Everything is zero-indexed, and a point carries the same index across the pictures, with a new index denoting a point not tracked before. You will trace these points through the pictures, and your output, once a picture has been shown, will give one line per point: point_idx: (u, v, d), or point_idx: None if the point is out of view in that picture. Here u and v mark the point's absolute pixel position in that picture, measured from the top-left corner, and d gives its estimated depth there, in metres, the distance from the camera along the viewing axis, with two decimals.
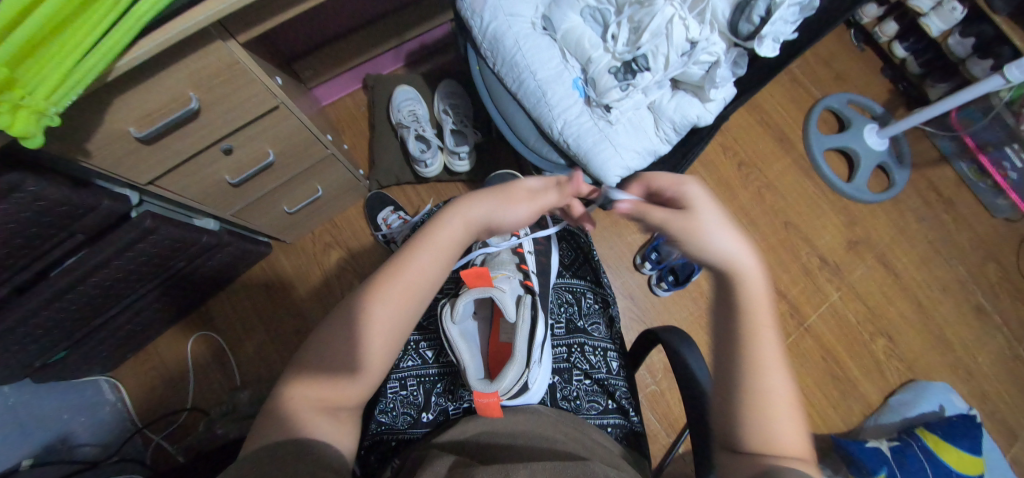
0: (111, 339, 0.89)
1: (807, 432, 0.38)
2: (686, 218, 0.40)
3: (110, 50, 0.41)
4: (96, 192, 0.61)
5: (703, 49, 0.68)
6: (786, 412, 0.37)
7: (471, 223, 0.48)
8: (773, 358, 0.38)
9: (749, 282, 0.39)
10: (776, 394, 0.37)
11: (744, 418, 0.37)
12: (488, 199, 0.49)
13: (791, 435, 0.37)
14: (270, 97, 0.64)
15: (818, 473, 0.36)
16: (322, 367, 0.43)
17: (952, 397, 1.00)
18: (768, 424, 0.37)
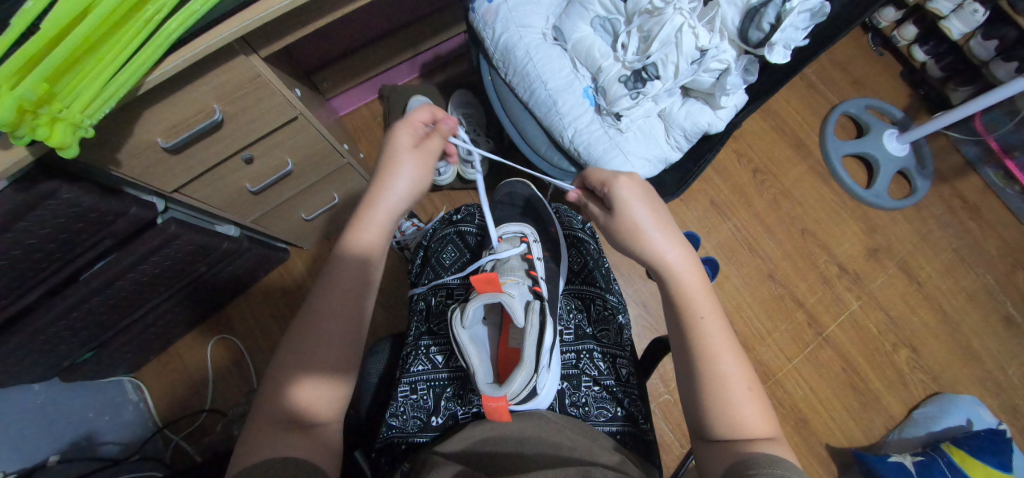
0: (136, 341, 0.93)
1: (767, 408, 0.45)
2: (625, 223, 0.51)
3: (140, 65, 0.43)
4: (125, 199, 0.64)
5: (714, 56, 0.68)
6: (745, 392, 0.45)
7: (387, 211, 0.51)
8: (721, 345, 0.47)
9: (681, 272, 0.50)
10: (731, 374, 0.45)
11: (709, 410, 0.44)
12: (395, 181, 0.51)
13: (753, 413, 0.44)
14: (290, 108, 0.66)
15: (781, 441, 0.43)
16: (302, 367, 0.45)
17: (980, 411, 0.96)
18: (733, 408, 0.44)
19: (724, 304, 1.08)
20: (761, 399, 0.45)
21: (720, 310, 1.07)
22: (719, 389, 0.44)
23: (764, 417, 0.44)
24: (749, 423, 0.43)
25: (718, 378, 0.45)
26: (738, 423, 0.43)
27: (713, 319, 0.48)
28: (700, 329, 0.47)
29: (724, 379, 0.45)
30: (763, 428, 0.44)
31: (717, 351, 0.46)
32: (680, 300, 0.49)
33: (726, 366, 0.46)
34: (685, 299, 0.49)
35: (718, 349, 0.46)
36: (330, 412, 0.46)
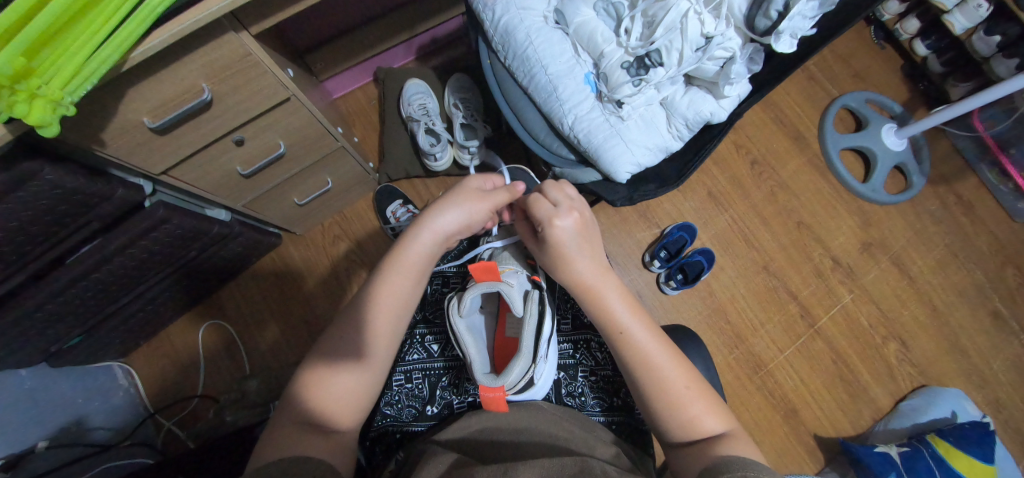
0: (124, 327, 0.91)
1: (715, 400, 0.47)
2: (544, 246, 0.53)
3: (123, 40, 0.41)
4: (111, 182, 0.62)
5: (719, 44, 0.67)
6: (687, 392, 0.47)
7: (435, 235, 0.53)
8: (656, 354, 0.48)
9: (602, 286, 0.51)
10: (671, 376, 0.47)
11: (664, 419, 0.46)
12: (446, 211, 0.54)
13: (701, 409, 0.46)
14: (283, 89, 0.64)
15: (731, 431, 0.45)
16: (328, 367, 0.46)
17: (964, 403, 0.98)
18: (682, 411, 0.46)
19: (718, 296, 1.08)
20: (705, 393, 0.47)
21: (715, 302, 1.08)
22: (665, 399, 0.46)
23: (712, 410, 0.47)
24: (700, 420, 0.45)
25: (663, 389, 0.46)
26: (691, 422, 0.45)
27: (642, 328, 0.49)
28: (633, 344, 0.48)
29: (666, 386, 0.46)
30: (713, 421, 0.46)
31: (654, 361, 0.47)
32: (608, 318, 0.50)
33: (667, 374, 0.47)
34: (614, 316, 0.50)
35: (655, 360, 0.47)
36: (348, 419, 0.46)
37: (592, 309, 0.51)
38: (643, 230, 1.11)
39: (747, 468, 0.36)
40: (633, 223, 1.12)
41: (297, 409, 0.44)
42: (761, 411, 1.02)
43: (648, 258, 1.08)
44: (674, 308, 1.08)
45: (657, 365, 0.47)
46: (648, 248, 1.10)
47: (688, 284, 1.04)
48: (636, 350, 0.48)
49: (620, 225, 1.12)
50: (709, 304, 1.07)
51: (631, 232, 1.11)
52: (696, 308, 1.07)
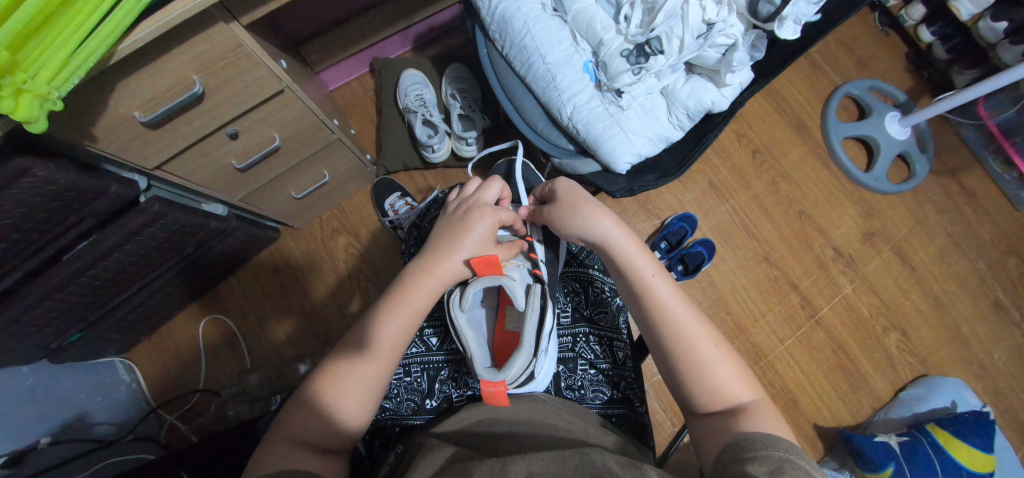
0: (124, 322, 0.91)
1: (744, 367, 0.47)
2: (570, 208, 0.56)
3: (111, 32, 0.40)
4: (105, 177, 0.61)
5: (720, 31, 0.66)
6: (716, 354, 0.47)
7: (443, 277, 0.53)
8: (681, 314, 0.49)
9: (625, 250, 0.53)
10: (697, 339, 0.48)
11: (689, 384, 0.46)
12: (475, 229, 0.54)
13: (729, 375, 0.46)
14: (276, 80, 0.63)
15: (760, 401, 0.45)
16: (338, 375, 0.47)
17: (964, 393, 0.98)
18: (710, 376, 0.46)
19: (719, 287, 1.08)
20: (732, 359, 0.48)
21: (715, 293, 1.07)
22: (692, 360, 0.46)
23: (740, 377, 0.47)
24: (728, 386, 0.45)
25: (689, 347, 0.47)
26: (717, 389, 0.45)
27: (666, 287, 0.51)
28: (658, 301, 0.50)
29: (694, 345, 0.47)
30: (741, 389, 0.46)
31: (678, 319, 0.49)
32: (630, 278, 0.52)
33: (693, 334, 0.48)
34: (635, 275, 0.52)
35: (680, 317, 0.49)
36: (342, 442, 0.46)
37: (615, 273, 0.54)
38: (642, 221, 1.11)
39: (780, 444, 0.35)
40: (633, 214, 1.11)
41: (293, 432, 0.44)
42: None
43: (648, 249, 1.07)
44: None
45: (681, 323, 0.48)
46: (647, 240, 1.09)
47: (689, 275, 1.03)
48: (661, 306, 0.49)
49: (619, 217, 1.11)
50: (710, 295, 1.07)
51: (631, 224, 1.10)
52: (696, 300, 1.07)
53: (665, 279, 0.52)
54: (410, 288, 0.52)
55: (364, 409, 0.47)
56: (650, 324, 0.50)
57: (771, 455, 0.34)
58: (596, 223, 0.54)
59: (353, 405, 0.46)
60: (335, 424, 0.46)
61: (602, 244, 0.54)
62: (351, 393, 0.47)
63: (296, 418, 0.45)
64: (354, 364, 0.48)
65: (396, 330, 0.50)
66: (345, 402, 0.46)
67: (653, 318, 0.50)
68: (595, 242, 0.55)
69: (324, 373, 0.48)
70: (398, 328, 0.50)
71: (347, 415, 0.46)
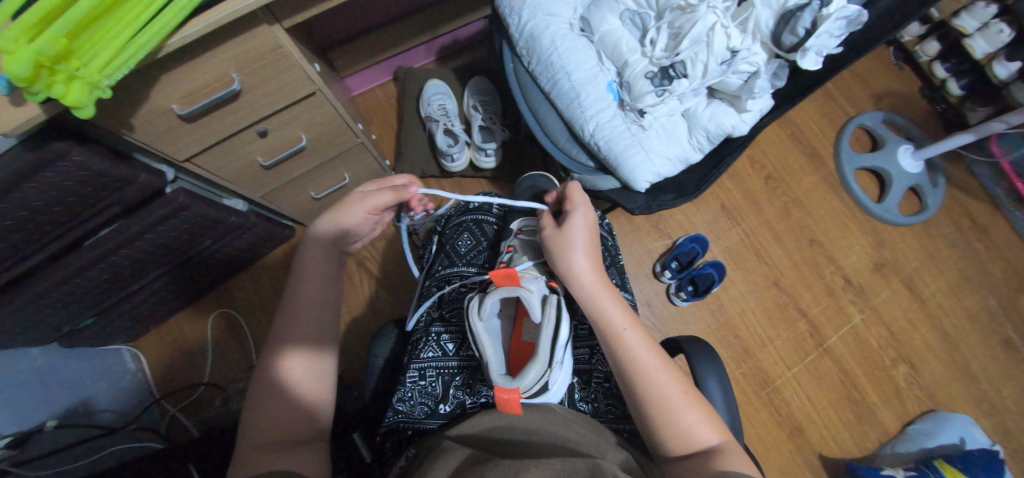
0: (134, 311, 0.91)
1: (712, 412, 0.47)
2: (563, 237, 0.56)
3: (163, 26, 0.42)
4: (136, 166, 0.63)
5: (744, 58, 0.67)
6: (683, 399, 0.47)
7: (321, 240, 0.54)
8: (648, 358, 0.49)
9: (598, 296, 0.53)
10: (659, 382, 0.47)
11: (658, 428, 0.46)
12: (340, 216, 0.54)
13: (697, 419, 0.46)
14: (309, 83, 0.65)
15: (726, 445, 0.45)
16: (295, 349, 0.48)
17: (973, 430, 0.96)
18: (679, 421, 0.45)
19: (727, 310, 1.08)
20: (700, 402, 0.47)
21: (724, 316, 1.08)
22: (659, 404, 0.46)
23: (708, 421, 0.46)
24: (694, 429, 0.45)
25: (656, 391, 0.47)
26: (687, 433, 0.45)
27: (635, 333, 0.51)
28: (625, 347, 0.49)
29: (661, 388, 0.47)
30: (709, 432, 0.45)
31: (645, 364, 0.48)
32: (601, 325, 0.51)
33: (659, 379, 0.48)
34: (607, 323, 0.51)
35: (647, 362, 0.48)
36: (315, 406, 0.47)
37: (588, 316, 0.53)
38: (654, 240, 1.12)
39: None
40: (645, 233, 1.12)
41: (274, 414, 0.44)
42: (767, 427, 1.01)
43: (659, 268, 1.08)
44: (683, 319, 1.07)
45: (645, 364, 0.48)
46: (659, 259, 1.10)
47: (698, 297, 1.04)
48: (628, 349, 0.49)
49: (632, 234, 1.12)
50: (718, 318, 1.07)
51: (643, 242, 1.11)
52: (704, 321, 1.07)
53: (638, 329, 0.51)
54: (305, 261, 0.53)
55: (322, 382, 0.48)
56: (618, 366, 0.49)
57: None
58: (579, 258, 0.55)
59: (314, 362, 0.48)
60: (297, 414, 0.45)
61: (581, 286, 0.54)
62: (313, 373, 0.48)
63: (262, 405, 0.45)
64: (301, 345, 0.48)
65: (319, 299, 0.52)
66: (309, 370, 0.48)
67: (620, 360, 0.49)
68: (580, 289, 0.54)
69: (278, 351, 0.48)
70: (320, 297, 0.52)
71: (303, 398, 0.46)
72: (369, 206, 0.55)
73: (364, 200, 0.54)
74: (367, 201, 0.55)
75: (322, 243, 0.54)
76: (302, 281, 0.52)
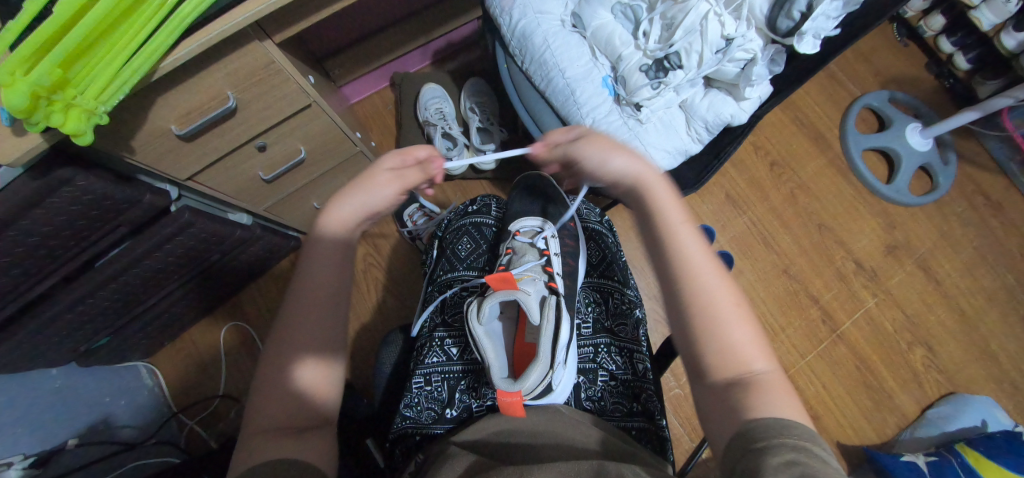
0: (148, 328, 0.93)
1: (762, 335, 0.41)
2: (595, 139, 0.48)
3: (156, 48, 0.42)
4: (140, 187, 0.64)
5: (739, 46, 0.66)
6: (734, 313, 0.40)
7: (345, 223, 0.47)
8: (705, 264, 0.42)
9: (655, 191, 0.46)
10: (711, 292, 0.40)
11: (700, 339, 0.39)
12: (367, 195, 0.47)
13: (744, 339, 0.39)
14: (304, 95, 0.65)
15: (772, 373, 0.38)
16: (302, 341, 0.43)
17: (996, 411, 0.94)
18: (724, 335, 0.39)
19: None
20: (752, 322, 0.41)
21: None
22: (707, 312, 0.39)
23: (757, 343, 0.40)
24: (741, 347, 0.39)
25: (707, 299, 0.40)
26: (731, 350, 0.39)
27: (692, 235, 0.43)
28: (680, 247, 0.42)
29: (713, 298, 0.40)
30: (756, 356, 0.39)
31: (700, 270, 0.41)
32: (647, 219, 0.45)
33: (712, 288, 0.40)
34: (658, 215, 0.44)
35: (702, 269, 0.41)
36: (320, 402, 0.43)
37: (639, 215, 0.46)
38: None
39: (792, 429, 0.32)
40: None
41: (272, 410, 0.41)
42: None
43: None
44: None
45: (701, 271, 0.41)
46: None
47: None
48: (682, 251, 0.42)
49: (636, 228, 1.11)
50: None
51: None
52: None
53: (693, 229, 0.44)
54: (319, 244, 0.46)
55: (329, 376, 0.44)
56: (665, 267, 0.42)
57: (784, 443, 0.30)
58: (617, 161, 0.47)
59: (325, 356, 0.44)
60: (307, 398, 0.42)
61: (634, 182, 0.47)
62: (328, 362, 0.44)
63: (268, 391, 0.42)
64: (305, 336, 0.43)
65: (330, 287, 0.45)
66: (317, 364, 0.43)
67: (670, 264, 0.42)
68: (625, 181, 0.47)
69: (282, 342, 0.43)
70: (332, 286, 0.45)
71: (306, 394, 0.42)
72: (400, 180, 0.49)
73: (394, 180, 0.49)
74: (398, 173, 0.49)
75: (343, 224, 0.47)
76: (313, 265, 0.45)
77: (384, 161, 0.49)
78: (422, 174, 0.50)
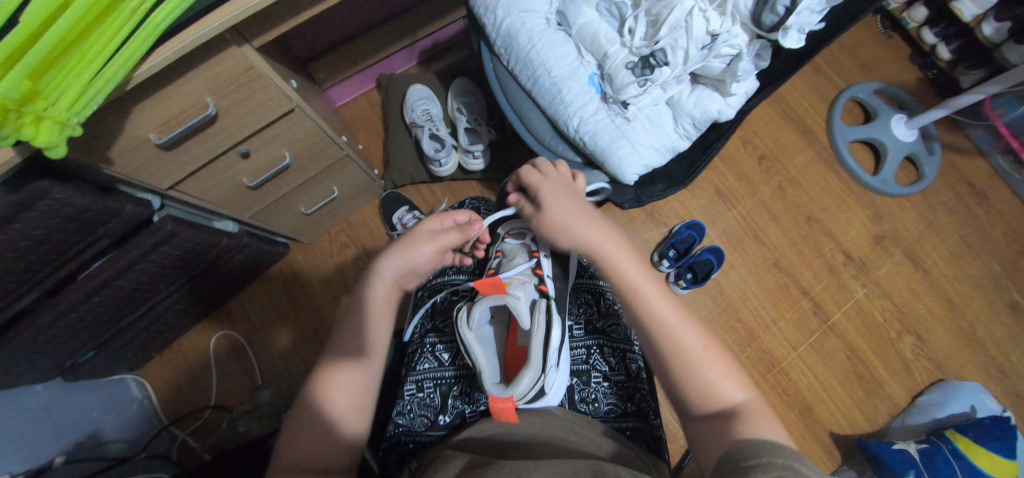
0: (135, 340, 0.91)
1: (734, 365, 0.45)
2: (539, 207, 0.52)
3: (129, 58, 0.41)
4: (120, 198, 0.63)
5: (725, 41, 0.66)
6: (705, 355, 0.44)
7: (395, 277, 0.54)
8: (670, 313, 0.46)
9: (609, 250, 0.49)
10: (682, 341, 0.44)
11: (682, 384, 0.43)
12: (412, 255, 0.54)
13: (719, 375, 0.43)
14: (286, 100, 0.64)
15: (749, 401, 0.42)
16: (339, 385, 0.47)
17: (984, 397, 0.95)
18: (701, 377, 0.43)
19: (729, 294, 1.07)
20: (722, 356, 0.45)
21: (726, 300, 1.07)
22: (682, 361, 0.43)
23: (731, 376, 0.43)
24: (717, 386, 0.43)
25: (679, 348, 0.44)
26: (709, 389, 0.42)
27: (654, 286, 0.47)
28: (647, 303, 0.46)
29: (684, 346, 0.44)
30: (732, 389, 0.43)
31: (667, 319, 0.45)
32: (617, 283, 0.48)
33: (681, 335, 0.44)
34: (618, 274, 0.48)
35: (670, 319, 0.45)
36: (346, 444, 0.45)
37: (601, 274, 0.49)
38: (650, 229, 1.11)
39: (781, 450, 0.32)
40: (641, 223, 1.11)
41: (300, 447, 0.43)
42: (776, 408, 1.01)
43: (657, 257, 1.07)
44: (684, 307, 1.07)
45: (669, 321, 0.45)
46: (656, 248, 1.09)
47: (698, 283, 1.03)
48: (649, 306, 0.46)
49: (628, 225, 1.11)
50: (720, 302, 1.07)
51: (639, 232, 1.11)
52: (706, 307, 1.06)
53: (653, 279, 0.48)
54: (370, 299, 0.53)
55: (360, 421, 0.47)
56: (637, 323, 0.46)
57: (773, 461, 0.31)
58: (575, 221, 0.50)
59: (362, 399, 0.48)
60: (333, 439, 0.45)
61: (587, 247, 0.50)
62: (358, 407, 0.47)
63: (301, 427, 0.45)
64: (340, 378, 0.48)
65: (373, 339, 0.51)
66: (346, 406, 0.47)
67: (642, 321, 0.46)
68: (579, 242, 0.50)
69: (323, 385, 0.47)
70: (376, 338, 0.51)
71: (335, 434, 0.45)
72: (438, 239, 0.55)
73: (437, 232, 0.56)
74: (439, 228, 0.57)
75: (395, 280, 0.55)
76: (359, 314, 0.52)
77: (425, 224, 0.57)
78: (459, 236, 0.56)
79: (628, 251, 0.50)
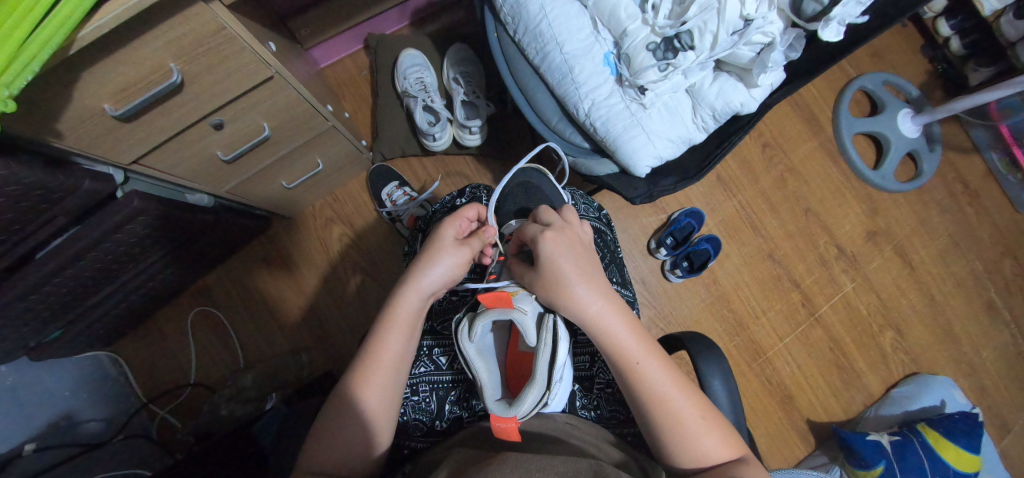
0: (101, 321, 0.85)
1: (726, 427, 0.47)
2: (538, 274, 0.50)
3: (67, 17, 0.33)
4: (76, 173, 0.55)
5: (758, 28, 0.61)
6: (701, 425, 0.46)
7: (424, 292, 0.51)
8: (669, 386, 0.47)
9: (610, 326, 0.48)
10: (679, 414, 0.46)
11: (676, 454, 0.45)
12: (436, 268, 0.51)
13: (712, 443, 0.45)
14: (264, 65, 0.56)
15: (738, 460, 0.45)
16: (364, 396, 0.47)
17: (954, 392, 1.00)
18: (696, 447, 0.45)
19: (722, 284, 1.07)
20: (716, 421, 0.47)
21: (719, 289, 1.07)
22: (678, 434, 0.45)
23: (724, 441, 0.46)
24: (710, 453, 0.45)
25: (676, 421, 0.45)
26: (702, 456, 0.45)
27: (653, 362, 0.48)
28: (646, 383, 0.47)
29: (681, 418, 0.46)
30: (723, 453, 0.45)
31: (666, 395, 0.46)
32: (617, 359, 0.48)
33: (679, 409, 0.46)
34: (619, 351, 0.48)
35: (668, 393, 0.46)
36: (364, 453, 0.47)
37: (599, 347, 0.49)
38: (648, 215, 1.08)
39: None
40: (639, 209, 1.08)
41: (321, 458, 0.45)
42: (759, 396, 1.03)
43: (654, 244, 1.05)
44: (678, 295, 1.06)
45: (667, 396, 0.46)
46: (653, 235, 1.07)
47: (693, 273, 1.02)
48: (649, 384, 0.46)
49: (626, 211, 1.08)
50: (713, 292, 1.06)
51: (637, 218, 1.08)
52: (698, 296, 1.06)
53: (652, 353, 0.49)
54: (397, 306, 0.51)
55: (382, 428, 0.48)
56: (636, 398, 0.47)
57: None
58: (576, 290, 0.48)
59: (384, 408, 0.48)
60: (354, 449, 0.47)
61: (588, 320, 0.49)
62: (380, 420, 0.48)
63: (325, 433, 0.46)
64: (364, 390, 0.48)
65: (396, 350, 0.50)
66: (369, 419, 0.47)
67: (640, 397, 0.47)
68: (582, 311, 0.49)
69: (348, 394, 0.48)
70: (399, 349, 0.50)
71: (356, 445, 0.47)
72: (462, 251, 0.52)
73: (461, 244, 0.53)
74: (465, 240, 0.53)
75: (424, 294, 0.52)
76: (385, 323, 0.50)
77: (449, 229, 0.53)
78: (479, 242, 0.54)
79: (629, 325, 0.49)
